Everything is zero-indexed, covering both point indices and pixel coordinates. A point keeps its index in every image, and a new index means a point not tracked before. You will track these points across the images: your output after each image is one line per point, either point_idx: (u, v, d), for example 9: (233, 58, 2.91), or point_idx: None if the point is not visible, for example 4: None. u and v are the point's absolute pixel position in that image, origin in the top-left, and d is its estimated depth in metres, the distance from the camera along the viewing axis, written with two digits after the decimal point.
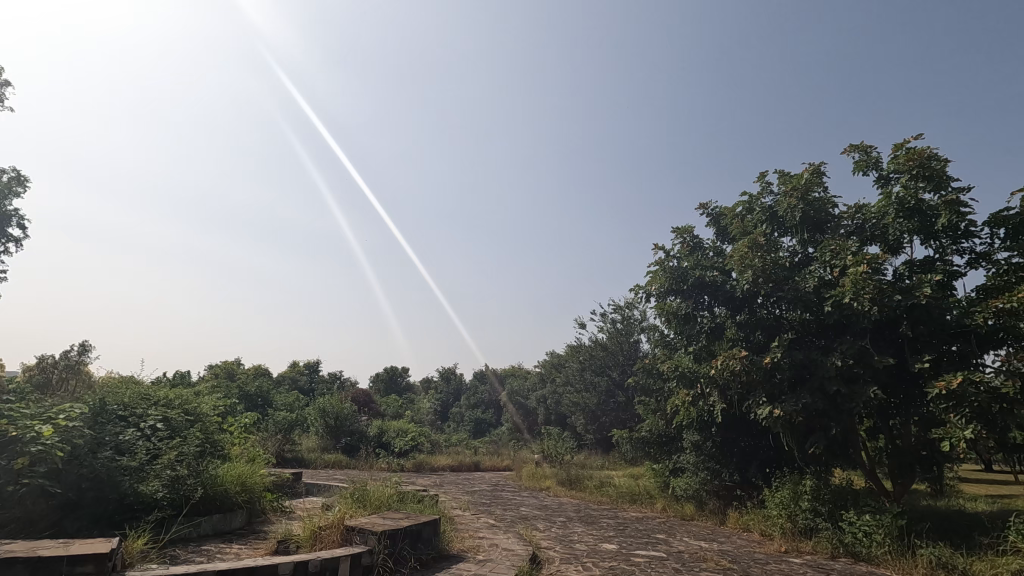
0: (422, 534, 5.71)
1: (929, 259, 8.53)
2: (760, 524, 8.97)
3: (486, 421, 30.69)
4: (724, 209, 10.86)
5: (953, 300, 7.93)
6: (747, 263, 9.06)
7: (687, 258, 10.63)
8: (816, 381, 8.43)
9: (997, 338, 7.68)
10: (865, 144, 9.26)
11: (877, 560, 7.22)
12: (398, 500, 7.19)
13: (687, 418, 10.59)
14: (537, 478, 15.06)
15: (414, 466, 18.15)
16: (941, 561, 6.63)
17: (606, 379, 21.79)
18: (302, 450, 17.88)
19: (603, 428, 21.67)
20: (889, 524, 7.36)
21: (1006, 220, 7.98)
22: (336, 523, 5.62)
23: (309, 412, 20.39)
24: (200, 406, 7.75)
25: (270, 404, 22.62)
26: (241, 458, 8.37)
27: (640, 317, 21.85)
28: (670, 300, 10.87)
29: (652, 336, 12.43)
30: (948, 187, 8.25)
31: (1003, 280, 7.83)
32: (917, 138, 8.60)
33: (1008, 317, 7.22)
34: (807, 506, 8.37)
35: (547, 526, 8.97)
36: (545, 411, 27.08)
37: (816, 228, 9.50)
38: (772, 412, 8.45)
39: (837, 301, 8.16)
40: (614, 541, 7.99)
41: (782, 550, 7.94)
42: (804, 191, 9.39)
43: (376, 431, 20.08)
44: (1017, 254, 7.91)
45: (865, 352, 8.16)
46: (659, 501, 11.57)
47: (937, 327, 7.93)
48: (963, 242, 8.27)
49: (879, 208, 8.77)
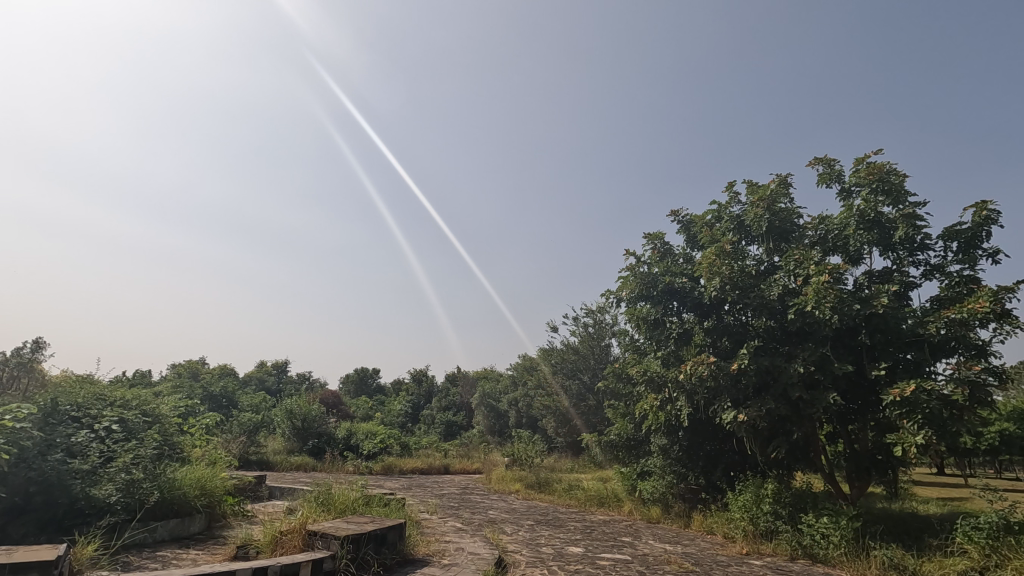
0: (387, 539, 5.65)
1: (887, 270, 8.86)
2: (724, 527, 9.15)
3: (457, 424, 30.66)
4: (694, 217, 11.05)
5: (908, 310, 8.24)
6: (715, 271, 9.22)
7: (658, 264, 10.75)
8: (779, 387, 8.62)
9: (948, 347, 7.98)
10: (829, 157, 9.55)
11: (833, 561, 7.43)
12: (364, 504, 7.09)
13: (655, 421, 10.74)
14: (506, 481, 15.07)
15: (382, 469, 17.96)
16: (893, 563, 6.87)
17: (577, 383, 21.92)
18: (266, 452, 17.54)
19: (573, 431, 21.83)
20: (846, 526, 7.57)
21: (959, 234, 8.34)
22: (298, 528, 5.53)
23: (275, 413, 20.03)
24: (159, 407, 7.52)
25: (235, 405, 22.16)
26: (202, 460, 8.15)
27: (611, 322, 22.07)
28: (640, 305, 11.00)
29: (622, 340, 12.55)
30: (905, 201, 8.59)
31: (955, 291, 8.18)
32: (877, 153, 8.91)
33: (958, 327, 7.60)
34: (768, 508, 8.55)
35: (514, 529, 8.97)
36: (516, 414, 27.12)
37: (782, 238, 9.73)
38: (737, 416, 8.63)
39: (800, 309, 8.37)
40: (580, 544, 8.02)
41: (744, 552, 8.11)
42: (771, 202, 9.62)
43: (345, 434, 19.78)
44: (969, 267, 8.27)
45: (826, 359, 8.37)
46: (626, 504, 11.67)
47: (893, 336, 8.22)
48: (918, 255, 8.62)
49: (841, 219, 9.05)
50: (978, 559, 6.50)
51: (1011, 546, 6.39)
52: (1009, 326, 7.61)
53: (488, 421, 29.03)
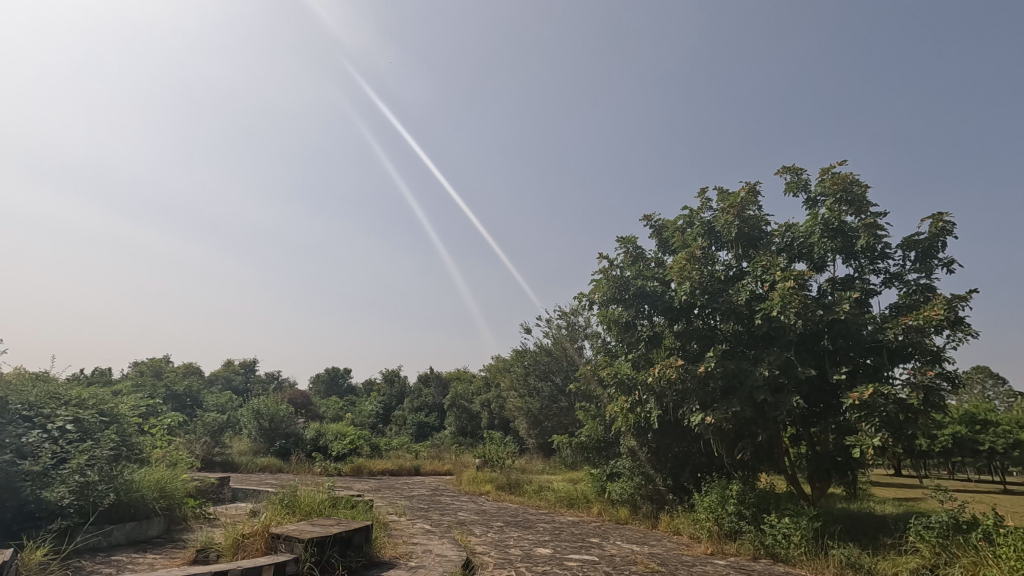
0: (353, 541, 5.56)
1: (849, 278, 9.16)
2: (689, 528, 9.30)
3: (428, 425, 30.49)
4: (666, 222, 11.22)
5: (869, 316, 8.52)
6: (685, 275, 9.36)
7: (630, 268, 10.84)
8: (745, 390, 8.76)
9: (906, 352, 8.27)
10: (796, 166, 9.81)
11: (794, 560, 7.62)
12: (330, 506, 7.00)
13: (625, 423, 10.86)
14: (477, 483, 15.04)
15: (351, 470, 17.73)
16: (850, 561, 7.08)
17: (549, 384, 21.99)
18: (231, 454, 17.17)
19: (544, 433, 21.93)
20: (806, 526, 7.76)
21: (917, 243, 8.67)
22: (261, 531, 5.42)
23: (242, 413, 19.61)
24: (118, 406, 7.29)
25: (200, 405, 21.61)
26: (163, 462, 7.92)
27: (584, 324, 22.19)
28: (612, 308, 11.11)
29: (594, 343, 12.65)
30: (867, 211, 8.88)
31: (912, 299, 8.49)
32: (842, 164, 9.18)
33: (915, 333, 7.90)
34: (732, 509, 8.70)
35: (483, 530, 9.00)
36: (488, 415, 27.06)
37: (750, 244, 9.93)
38: (704, 419, 8.80)
39: (767, 315, 8.55)
40: (549, 545, 8.06)
41: (708, 552, 8.26)
42: (740, 209, 9.82)
43: (313, 435, 19.49)
44: (925, 276, 8.59)
45: (790, 363, 8.56)
46: (595, 505, 11.79)
47: (854, 341, 8.48)
48: (879, 263, 8.95)
49: (807, 227, 9.29)
50: (929, 557, 6.75)
51: (960, 544, 6.65)
52: (962, 333, 7.94)
53: (460, 421, 28.95)
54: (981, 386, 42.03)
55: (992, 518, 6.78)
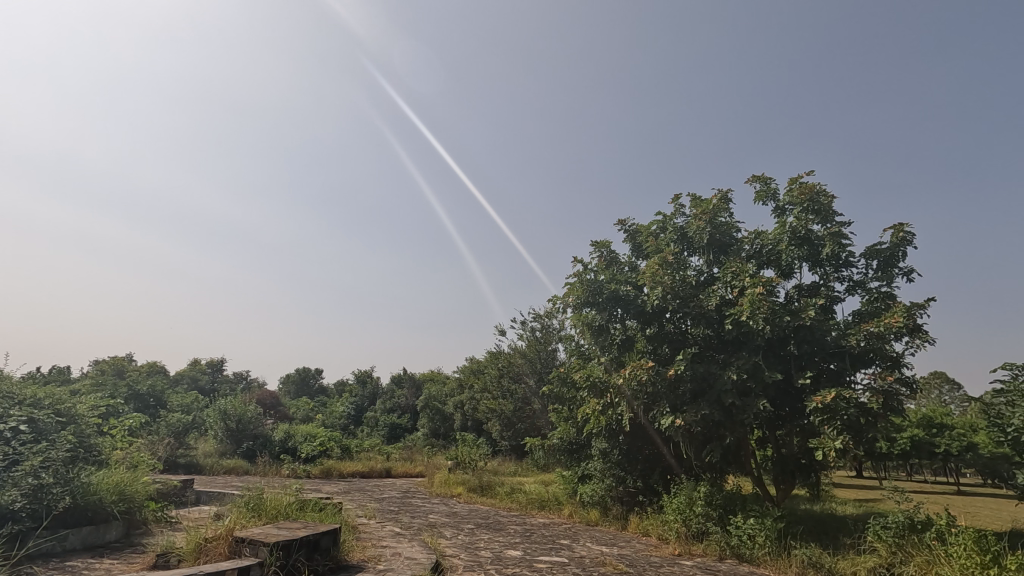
0: (320, 545, 5.48)
1: (815, 285, 9.42)
2: (658, 529, 9.42)
3: (401, 427, 30.25)
4: (640, 227, 11.36)
5: (833, 323, 8.78)
6: (658, 280, 9.50)
7: (603, 272, 10.94)
8: (714, 393, 8.92)
9: (867, 357, 8.54)
10: (766, 175, 10.04)
11: (758, 561, 7.80)
12: (297, 509, 6.88)
13: (597, 425, 10.96)
14: (448, 485, 14.98)
15: (321, 472, 17.45)
16: (811, 561, 7.26)
17: (522, 387, 22.08)
18: (196, 455, 16.75)
19: (517, 435, 21.92)
20: (770, 527, 7.94)
21: (879, 252, 8.96)
22: (224, 535, 5.30)
23: (208, 414, 19.14)
24: (76, 406, 7.05)
25: (164, 406, 21.02)
26: (123, 464, 7.67)
27: (558, 326, 22.23)
28: (585, 311, 11.20)
29: (568, 345, 12.72)
30: (832, 221, 9.15)
31: (874, 306, 8.78)
32: (809, 174, 9.44)
33: (876, 339, 8.16)
34: (700, 511, 8.83)
35: (453, 533, 8.97)
36: (461, 417, 26.91)
37: (721, 250, 10.14)
38: (674, 421, 8.95)
39: (736, 319, 8.72)
40: (519, 548, 8.06)
41: (676, 553, 8.40)
42: (712, 216, 10.02)
43: (282, 436, 19.14)
44: (886, 284, 8.91)
45: (758, 367, 8.75)
46: (566, 507, 11.84)
47: (819, 346, 8.70)
48: (843, 271, 9.23)
49: (775, 235, 9.52)
50: (885, 556, 6.96)
51: (915, 544, 6.88)
52: (920, 339, 8.24)
53: (433, 423, 28.77)
54: (938, 391, 43.69)
55: (945, 519, 7.04)
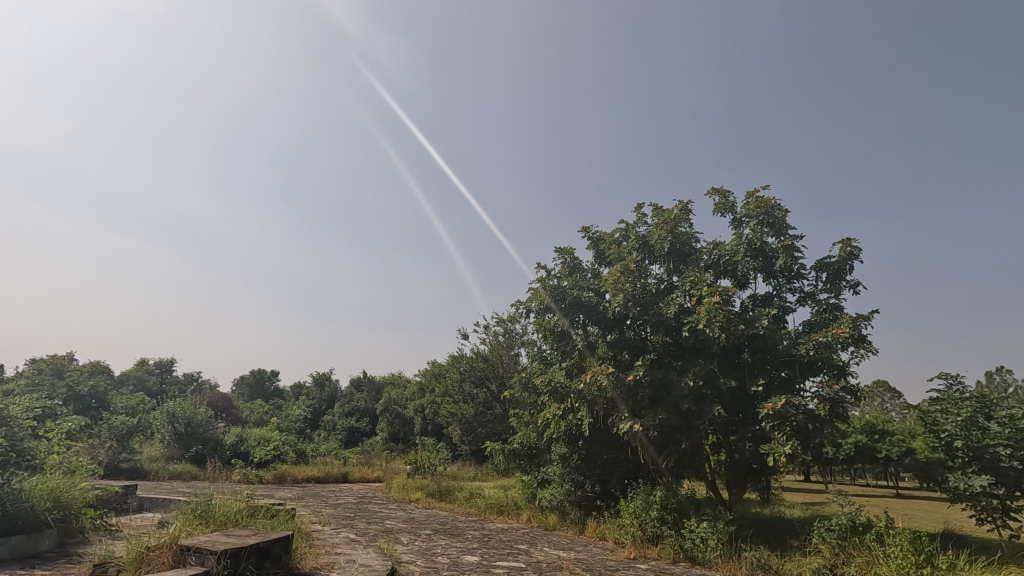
0: (271, 553, 5.31)
1: (768, 295, 9.77)
2: (615, 533, 9.53)
3: (359, 431, 29.71)
4: (603, 234, 11.53)
5: (785, 332, 9.10)
6: (619, 287, 9.66)
7: (567, 278, 11.05)
8: (671, 399, 9.11)
9: (815, 366, 8.90)
10: (724, 188, 10.36)
11: (710, 563, 7.99)
12: (248, 516, 6.66)
13: (557, 430, 11.02)
14: (407, 490, 14.79)
15: (274, 478, 16.94)
16: (760, 563, 7.50)
17: (484, 391, 22.02)
18: (140, 460, 16.02)
19: (477, 439, 21.84)
20: (722, 530, 8.15)
21: (828, 265, 9.36)
22: (169, 543, 5.08)
23: (154, 416, 18.35)
24: (8, 407, 6.64)
25: (106, 408, 20.04)
26: (59, 468, 7.27)
27: (520, 331, 22.31)
28: (548, 316, 11.28)
29: (530, 350, 12.78)
30: (786, 234, 9.51)
31: (823, 317, 9.16)
32: (765, 189, 9.79)
33: (824, 349, 8.51)
34: (655, 514, 8.99)
35: (410, 539, 8.85)
36: (421, 421, 26.60)
37: (681, 259, 10.39)
38: (633, 426, 9.12)
39: (693, 327, 8.95)
40: (476, 553, 8.03)
41: (632, 557, 8.52)
42: (673, 226, 10.26)
43: (234, 440, 18.49)
44: (834, 296, 9.31)
45: (714, 374, 8.99)
46: (525, 511, 11.84)
47: (771, 355, 9.00)
48: (794, 282, 9.60)
49: (732, 246, 9.83)
50: (829, 557, 7.24)
51: (856, 545, 7.20)
52: (864, 349, 8.64)
53: (392, 427, 28.37)
54: (880, 400, 45.92)
55: (884, 521, 7.41)
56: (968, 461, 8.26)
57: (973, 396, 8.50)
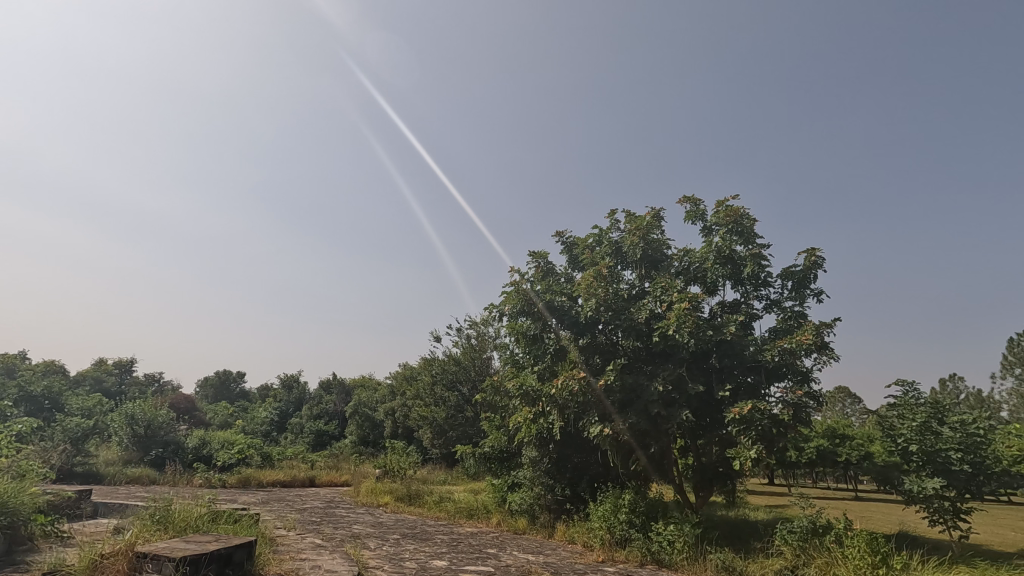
0: (232, 559, 5.16)
1: (736, 302, 9.99)
2: (583, 536, 9.58)
3: (328, 434, 29.22)
4: (577, 239, 11.62)
5: (751, 338, 9.32)
6: (592, 292, 9.74)
7: (540, 282, 11.08)
8: (641, 404, 9.23)
9: (780, 372, 9.13)
10: (695, 197, 10.56)
11: (676, 566, 8.10)
12: (209, 521, 6.48)
13: (528, 433, 11.03)
14: (375, 494, 14.59)
15: (238, 482, 16.51)
16: (725, 565, 7.64)
17: (455, 394, 21.91)
18: (96, 463, 15.43)
19: (448, 443, 21.73)
20: (688, 533, 8.28)
21: (794, 274, 9.63)
22: (124, 550, 4.90)
23: (112, 418, 17.71)
24: None
25: (60, 409, 19.24)
26: (7, 472, 6.94)
27: (493, 334, 22.29)
28: (521, 320, 11.28)
29: (503, 353, 12.78)
30: (753, 242, 9.75)
31: (788, 324, 9.42)
32: (734, 198, 10.01)
33: (788, 355, 8.74)
34: (624, 518, 9.08)
35: (378, 544, 8.71)
36: (391, 424, 26.29)
37: (652, 266, 10.55)
38: (603, 430, 9.19)
39: (663, 333, 9.08)
40: (445, 557, 7.97)
41: (600, 560, 8.57)
42: (645, 232, 10.40)
43: (196, 443, 17.96)
44: (798, 304, 9.57)
45: (682, 379, 9.13)
46: (494, 515, 11.80)
47: (738, 360, 9.20)
48: (761, 290, 9.84)
49: (702, 254, 10.02)
50: (790, 559, 7.41)
51: (817, 547, 7.39)
52: (827, 356, 8.90)
53: (362, 430, 27.99)
54: (841, 405, 47.42)
55: (842, 523, 7.63)
56: (922, 464, 8.59)
57: (927, 402, 8.83)
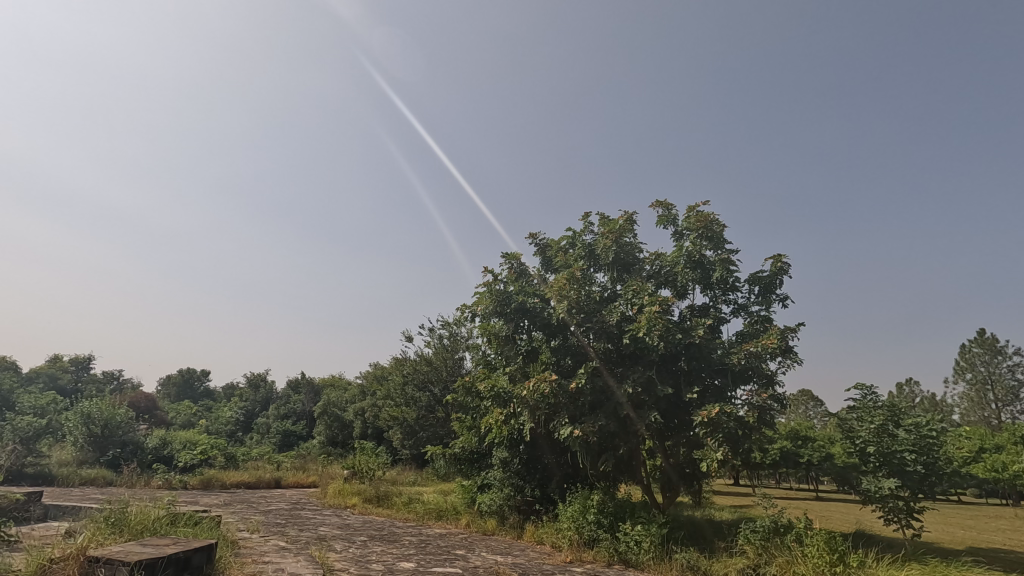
0: (191, 563, 5.00)
1: (705, 306, 10.18)
2: (552, 537, 9.61)
3: (295, 434, 28.71)
4: (550, 241, 11.66)
5: (719, 342, 9.49)
6: (564, 294, 9.78)
7: (513, 283, 11.05)
8: (611, 405, 9.32)
9: (746, 375, 9.33)
10: (667, 202, 10.72)
11: (642, 565, 8.19)
12: (168, 524, 6.28)
13: (499, 434, 11.03)
14: (343, 496, 14.38)
15: (199, 483, 16.03)
16: (690, 564, 7.79)
17: (426, 394, 21.72)
18: (48, 464, 14.80)
19: (419, 444, 21.61)
20: (655, 533, 8.40)
21: (760, 279, 9.86)
22: (75, 555, 4.71)
23: (67, 417, 17.04)
24: None
25: (10, 408, 18.41)
26: None
27: (466, 335, 22.21)
28: (493, 321, 11.26)
29: (475, 354, 12.74)
30: (722, 247, 9.94)
31: (754, 328, 9.64)
32: (705, 203, 10.18)
33: (754, 358, 8.93)
34: (592, 518, 9.15)
35: (344, 546, 8.56)
36: (361, 425, 25.95)
37: (624, 269, 10.67)
38: (573, 432, 9.22)
39: (634, 335, 9.17)
40: (413, 559, 7.90)
41: (567, 560, 8.61)
42: (618, 235, 10.51)
43: (157, 444, 17.40)
44: (764, 309, 9.79)
45: (652, 381, 9.25)
46: (463, 516, 11.75)
47: (706, 363, 9.36)
48: (729, 294, 10.05)
49: (673, 258, 10.19)
50: (753, 557, 7.56)
51: (778, 545, 7.58)
52: (790, 360, 9.15)
53: (331, 431, 27.58)
54: (803, 407, 48.92)
55: (802, 523, 7.85)
56: (878, 465, 8.89)
57: (885, 405, 9.13)
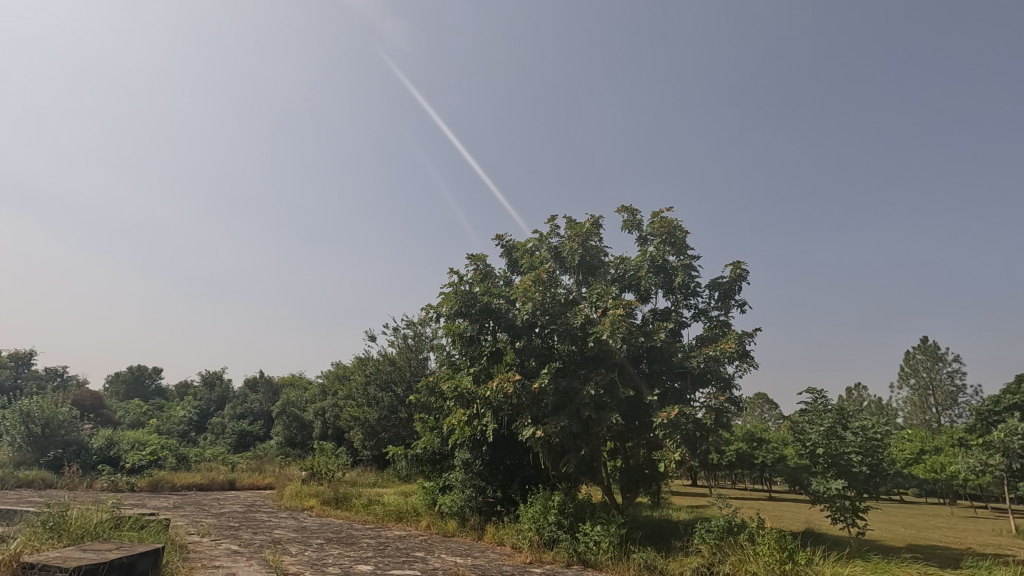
0: (135, 569, 4.79)
1: (667, 310, 10.38)
2: (512, 538, 9.63)
3: (252, 435, 27.94)
4: (517, 243, 11.67)
5: (679, 345, 9.71)
6: (529, 296, 9.80)
7: (478, 284, 10.98)
8: (573, 407, 9.35)
9: (705, 378, 9.56)
10: (633, 207, 10.90)
11: (601, 565, 8.29)
12: (111, 528, 6.01)
13: (462, 435, 11.00)
14: (301, 498, 14.06)
15: (148, 485, 15.36)
16: (647, 564, 7.91)
17: (389, 395, 21.44)
18: None
19: (380, 444, 21.34)
20: (614, 533, 8.49)
21: (720, 285, 10.12)
22: (8, 561, 4.48)
23: (4, 415, 16.11)
24: None
25: None
26: None
27: (430, 335, 22.04)
28: (457, 321, 11.18)
29: (438, 354, 12.65)
30: (685, 253, 10.17)
31: (713, 333, 9.88)
32: (668, 210, 10.37)
33: (712, 362, 9.14)
34: (552, 519, 9.19)
35: (300, 549, 8.39)
36: (321, 425, 25.45)
37: (589, 272, 10.77)
38: (536, 432, 9.27)
39: (597, 337, 9.24)
40: (370, 562, 7.76)
41: (527, 561, 8.64)
42: (584, 238, 10.61)
43: (102, 444, 16.63)
44: (723, 313, 10.06)
45: (614, 383, 9.38)
46: (424, 518, 11.63)
47: (666, 365, 9.55)
48: (690, 298, 10.27)
49: (636, 262, 10.35)
50: (707, 557, 7.72)
51: (731, 545, 7.76)
52: (747, 363, 9.43)
53: (289, 431, 26.92)
54: (758, 410, 50.51)
55: (755, 522, 8.08)
56: (827, 466, 9.23)
57: (834, 408, 9.49)
